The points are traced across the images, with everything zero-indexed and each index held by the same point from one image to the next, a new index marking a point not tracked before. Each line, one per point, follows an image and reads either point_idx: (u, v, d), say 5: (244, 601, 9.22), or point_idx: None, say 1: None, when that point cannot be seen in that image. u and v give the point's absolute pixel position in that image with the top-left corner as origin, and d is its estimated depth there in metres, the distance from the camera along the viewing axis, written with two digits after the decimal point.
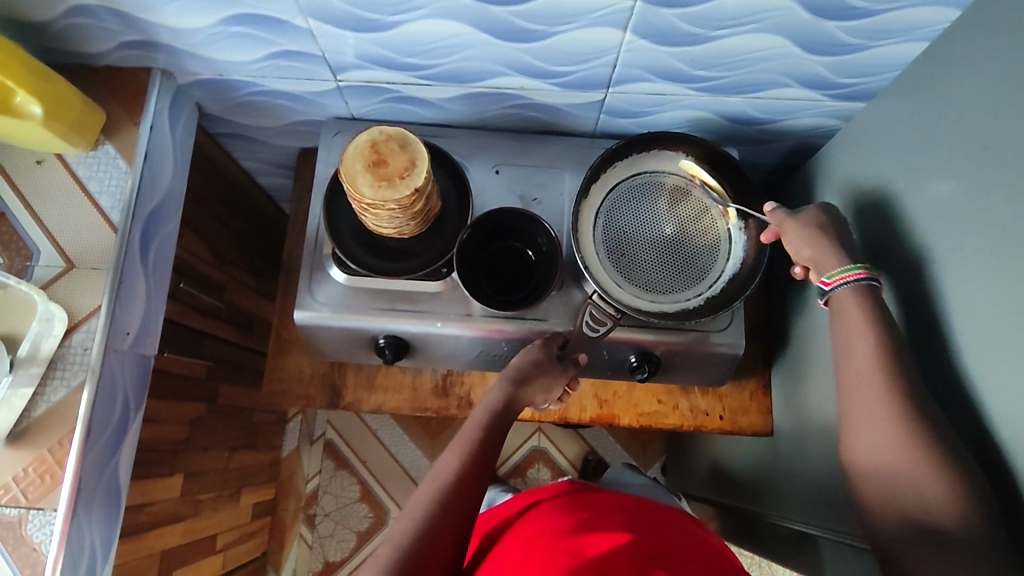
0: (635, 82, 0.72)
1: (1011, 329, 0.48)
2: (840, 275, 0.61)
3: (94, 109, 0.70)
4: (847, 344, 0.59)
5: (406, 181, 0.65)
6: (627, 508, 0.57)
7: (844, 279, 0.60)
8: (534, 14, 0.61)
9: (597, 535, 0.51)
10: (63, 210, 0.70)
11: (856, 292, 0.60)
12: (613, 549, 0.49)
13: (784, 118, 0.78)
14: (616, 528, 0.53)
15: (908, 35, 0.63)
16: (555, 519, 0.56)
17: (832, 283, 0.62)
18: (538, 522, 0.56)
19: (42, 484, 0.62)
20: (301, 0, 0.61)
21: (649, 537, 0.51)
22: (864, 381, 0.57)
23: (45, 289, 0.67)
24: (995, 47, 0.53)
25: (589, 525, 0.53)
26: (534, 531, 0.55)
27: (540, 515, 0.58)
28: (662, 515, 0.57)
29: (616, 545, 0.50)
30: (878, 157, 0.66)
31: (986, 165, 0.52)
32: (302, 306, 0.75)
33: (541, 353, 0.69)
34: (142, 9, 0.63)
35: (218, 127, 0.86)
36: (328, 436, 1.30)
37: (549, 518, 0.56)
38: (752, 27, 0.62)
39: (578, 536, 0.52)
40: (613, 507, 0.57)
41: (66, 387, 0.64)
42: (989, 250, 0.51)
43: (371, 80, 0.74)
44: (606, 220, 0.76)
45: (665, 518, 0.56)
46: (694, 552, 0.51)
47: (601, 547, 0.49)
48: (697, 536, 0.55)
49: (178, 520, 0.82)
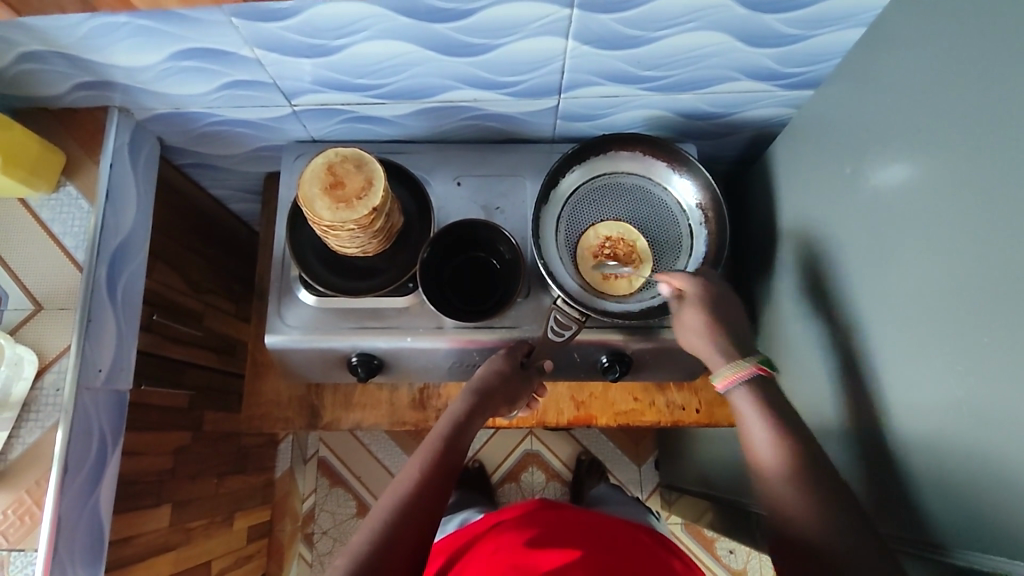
0: (586, 86, 0.73)
1: (959, 310, 0.48)
2: (728, 375, 0.64)
3: (53, 152, 0.71)
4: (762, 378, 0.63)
5: (363, 202, 0.66)
6: (583, 530, 0.60)
7: (734, 378, 0.63)
8: (476, 29, 0.62)
9: (550, 550, 0.55)
10: (28, 254, 0.71)
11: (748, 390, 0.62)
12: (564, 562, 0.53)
13: (737, 110, 0.79)
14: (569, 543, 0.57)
15: (847, 23, 0.63)
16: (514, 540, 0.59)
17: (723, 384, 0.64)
18: (499, 539, 0.61)
19: (22, 526, 0.63)
20: (245, 31, 0.61)
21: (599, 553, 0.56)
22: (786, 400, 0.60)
23: (15, 333, 0.68)
24: (928, 30, 0.53)
25: (544, 543, 0.57)
26: (493, 548, 0.59)
27: (504, 533, 0.62)
28: (614, 533, 0.62)
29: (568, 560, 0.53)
30: (830, 145, 0.67)
31: (927, 148, 0.52)
32: (273, 331, 0.75)
33: (505, 363, 0.71)
34: (90, 51, 0.64)
35: (182, 158, 0.87)
36: (321, 455, 1.31)
37: (509, 535, 0.60)
38: (692, 25, 0.63)
39: (533, 549, 0.56)
40: (570, 528, 0.60)
41: (40, 428, 0.66)
42: (933, 232, 0.51)
43: (325, 102, 0.75)
44: (567, 224, 0.77)
45: (614, 539, 0.60)
46: (641, 565, 0.56)
47: (551, 559, 0.54)
48: (644, 552, 0.59)
49: (169, 550, 0.83)
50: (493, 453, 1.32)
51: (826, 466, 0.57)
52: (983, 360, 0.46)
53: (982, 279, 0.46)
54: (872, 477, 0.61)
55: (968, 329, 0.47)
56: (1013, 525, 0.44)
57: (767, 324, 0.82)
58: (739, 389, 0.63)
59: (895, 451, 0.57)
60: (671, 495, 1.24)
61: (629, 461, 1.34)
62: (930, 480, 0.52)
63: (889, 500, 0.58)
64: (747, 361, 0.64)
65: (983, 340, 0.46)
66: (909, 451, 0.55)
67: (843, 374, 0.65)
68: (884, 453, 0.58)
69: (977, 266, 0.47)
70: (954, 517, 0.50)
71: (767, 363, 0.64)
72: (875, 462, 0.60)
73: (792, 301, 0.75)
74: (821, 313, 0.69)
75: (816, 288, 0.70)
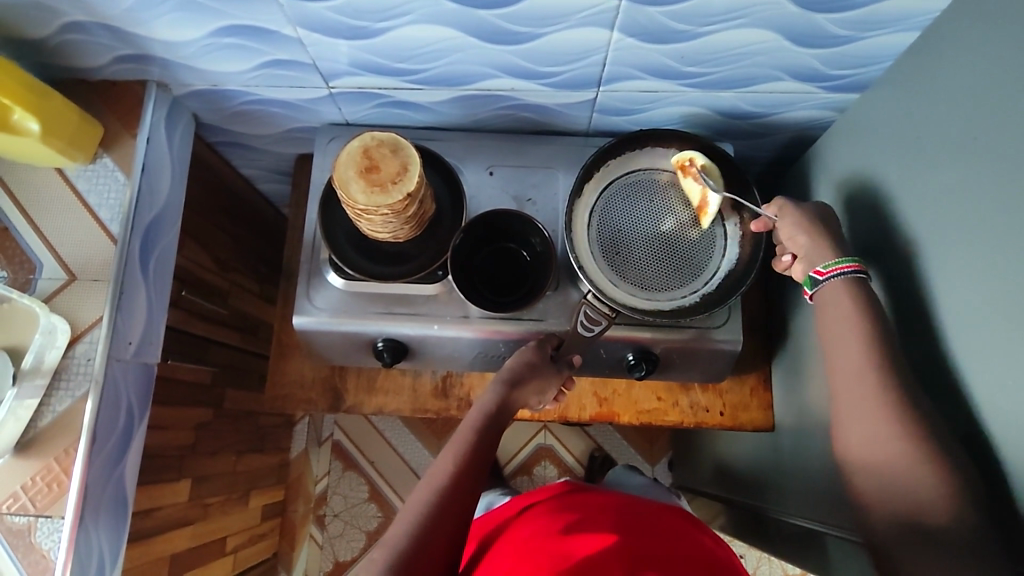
0: (626, 80, 0.72)
1: (1006, 323, 0.47)
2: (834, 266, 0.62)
3: (92, 124, 0.71)
4: (837, 356, 0.60)
5: (398, 187, 0.66)
6: (618, 512, 0.60)
7: (838, 270, 0.61)
8: (519, 17, 0.61)
9: (584, 537, 0.55)
10: (63, 224, 0.71)
11: (850, 285, 0.61)
12: (599, 550, 0.53)
13: (778, 111, 0.78)
14: (603, 528, 0.57)
15: (899, 26, 0.61)
16: (548, 526, 0.59)
17: (827, 273, 0.62)
18: (530, 525, 0.61)
19: (49, 493, 0.64)
20: (289, 11, 0.61)
21: (636, 540, 0.55)
22: (857, 382, 0.57)
23: (48, 302, 0.69)
24: (986, 36, 0.52)
25: (578, 528, 0.57)
26: (526, 534, 0.60)
27: (536, 517, 0.62)
28: (653, 513, 0.61)
29: (603, 548, 0.53)
30: (874, 150, 0.66)
31: (978, 156, 0.51)
32: (301, 312, 0.75)
33: (534, 355, 0.70)
34: (134, 24, 0.64)
35: (216, 136, 0.87)
36: (336, 438, 1.31)
37: (542, 521, 0.60)
38: (740, 22, 0.62)
39: (566, 537, 0.56)
40: (604, 510, 0.61)
41: (70, 397, 0.66)
42: (980, 243, 0.50)
43: (362, 85, 0.75)
44: (600, 218, 0.76)
45: (655, 519, 0.60)
46: (678, 551, 0.55)
47: (587, 548, 0.53)
48: (682, 531, 0.60)
49: (187, 524, 0.84)
50: (507, 445, 1.33)
51: (876, 472, 0.55)
52: None
53: None
54: None
55: (1015, 343, 0.46)
56: None
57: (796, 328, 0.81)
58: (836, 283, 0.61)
59: None
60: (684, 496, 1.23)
61: (642, 460, 1.34)
62: None
63: None
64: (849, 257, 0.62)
65: None
66: None
67: None
68: None
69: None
70: None
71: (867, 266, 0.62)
72: None
73: None
74: None
75: None
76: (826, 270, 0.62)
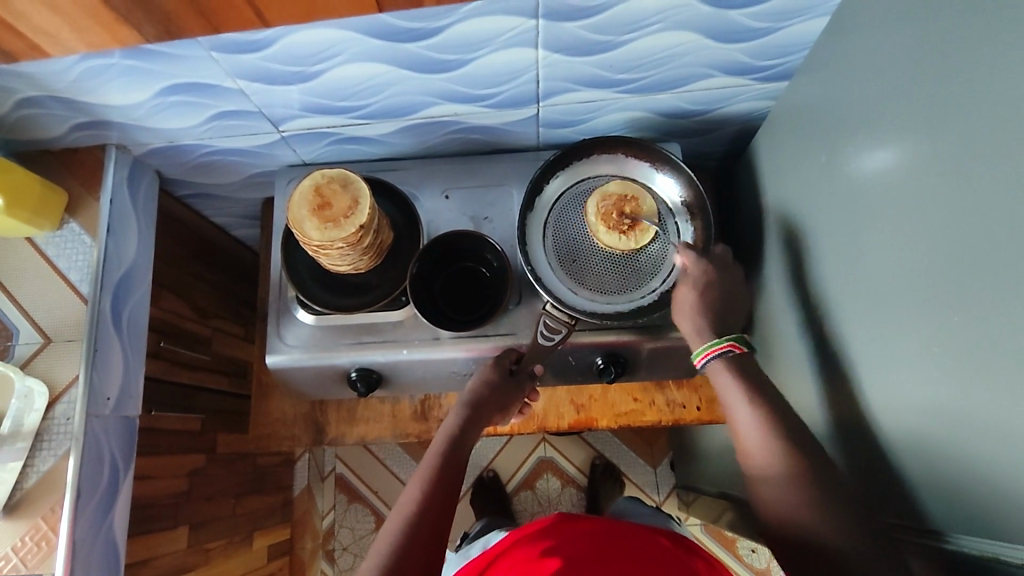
0: (561, 93, 0.74)
1: (931, 292, 0.48)
2: (704, 352, 0.65)
3: (55, 191, 0.74)
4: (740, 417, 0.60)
5: (350, 220, 0.68)
6: (595, 534, 0.61)
7: (709, 355, 0.64)
8: (446, 45, 0.64)
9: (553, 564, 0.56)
10: (36, 291, 0.74)
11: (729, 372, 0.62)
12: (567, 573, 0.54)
13: (718, 107, 0.79)
14: (573, 551, 0.58)
15: (812, 12, 0.63)
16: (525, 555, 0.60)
17: (702, 359, 0.65)
18: (513, 554, 0.61)
19: (39, 551, 0.66)
20: (225, 64, 0.64)
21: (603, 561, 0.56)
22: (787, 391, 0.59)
23: (25, 366, 0.71)
24: (888, 14, 0.53)
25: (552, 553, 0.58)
26: (507, 564, 0.60)
27: (518, 546, 0.63)
28: (627, 533, 0.62)
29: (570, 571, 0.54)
30: (808, 134, 0.67)
31: (896, 131, 0.52)
32: (274, 351, 0.77)
33: (493, 373, 0.72)
34: (84, 93, 0.67)
35: (182, 189, 0.90)
36: (338, 471, 1.33)
37: (523, 548, 0.61)
38: (659, 26, 0.64)
39: (544, 561, 0.57)
40: (581, 533, 0.61)
41: (52, 457, 0.69)
42: (903, 215, 0.51)
43: (313, 126, 0.77)
44: (555, 229, 0.78)
45: (629, 539, 0.61)
46: (641, 563, 0.57)
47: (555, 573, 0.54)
48: (654, 547, 0.60)
49: (190, 570, 0.85)
50: (508, 461, 1.34)
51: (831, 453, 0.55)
52: (953, 341, 0.46)
53: (948, 259, 0.46)
54: (863, 462, 0.60)
55: (939, 310, 0.47)
56: (996, 506, 0.44)
57: (762, 316, 0.82)
58: (715, 364, 0.64)
59: (880, 439, 0.57)
60: (687, 496, 1.23)
61: (644, 463, 1.34)
62: (916, 470, 0.52)
63: (883, 492, 0.57)
64: (721, 338, 0.64)
65: (953, 319, 0.46)
66: (893, 437, 0.54)
67: (829, 361, 0.65)
68: (872, 439, 0.58)
69: (944, 248, 0.47)
70: (936, 503, 0.50)
71: (744, 342, 0.64)
72: (867, 447, 0.59)
73: (782, 292, 0.75)
74: (809, 301, 0.69)
75: (802, 277, 0.70)
76: (700, 357, 0.65)
